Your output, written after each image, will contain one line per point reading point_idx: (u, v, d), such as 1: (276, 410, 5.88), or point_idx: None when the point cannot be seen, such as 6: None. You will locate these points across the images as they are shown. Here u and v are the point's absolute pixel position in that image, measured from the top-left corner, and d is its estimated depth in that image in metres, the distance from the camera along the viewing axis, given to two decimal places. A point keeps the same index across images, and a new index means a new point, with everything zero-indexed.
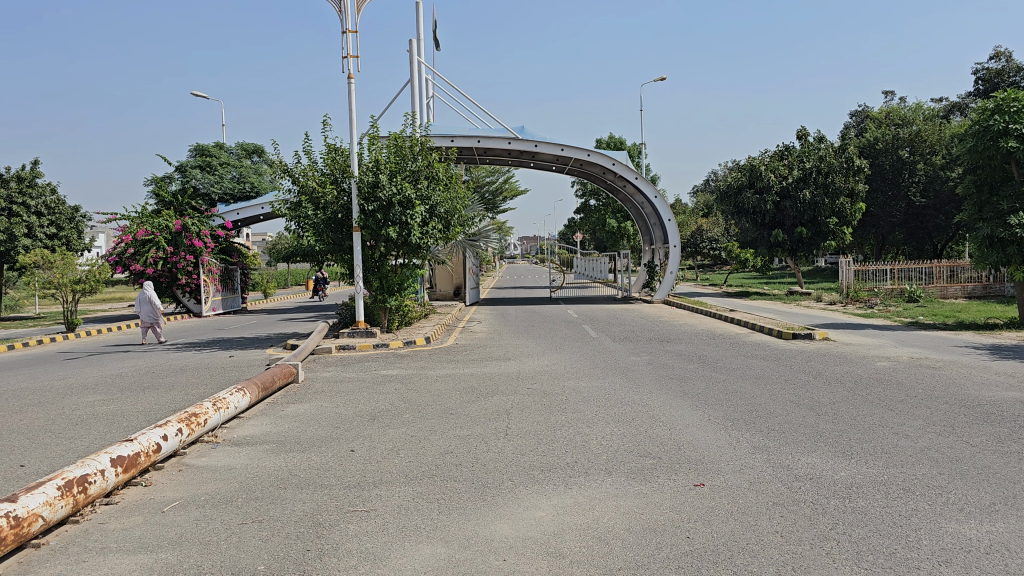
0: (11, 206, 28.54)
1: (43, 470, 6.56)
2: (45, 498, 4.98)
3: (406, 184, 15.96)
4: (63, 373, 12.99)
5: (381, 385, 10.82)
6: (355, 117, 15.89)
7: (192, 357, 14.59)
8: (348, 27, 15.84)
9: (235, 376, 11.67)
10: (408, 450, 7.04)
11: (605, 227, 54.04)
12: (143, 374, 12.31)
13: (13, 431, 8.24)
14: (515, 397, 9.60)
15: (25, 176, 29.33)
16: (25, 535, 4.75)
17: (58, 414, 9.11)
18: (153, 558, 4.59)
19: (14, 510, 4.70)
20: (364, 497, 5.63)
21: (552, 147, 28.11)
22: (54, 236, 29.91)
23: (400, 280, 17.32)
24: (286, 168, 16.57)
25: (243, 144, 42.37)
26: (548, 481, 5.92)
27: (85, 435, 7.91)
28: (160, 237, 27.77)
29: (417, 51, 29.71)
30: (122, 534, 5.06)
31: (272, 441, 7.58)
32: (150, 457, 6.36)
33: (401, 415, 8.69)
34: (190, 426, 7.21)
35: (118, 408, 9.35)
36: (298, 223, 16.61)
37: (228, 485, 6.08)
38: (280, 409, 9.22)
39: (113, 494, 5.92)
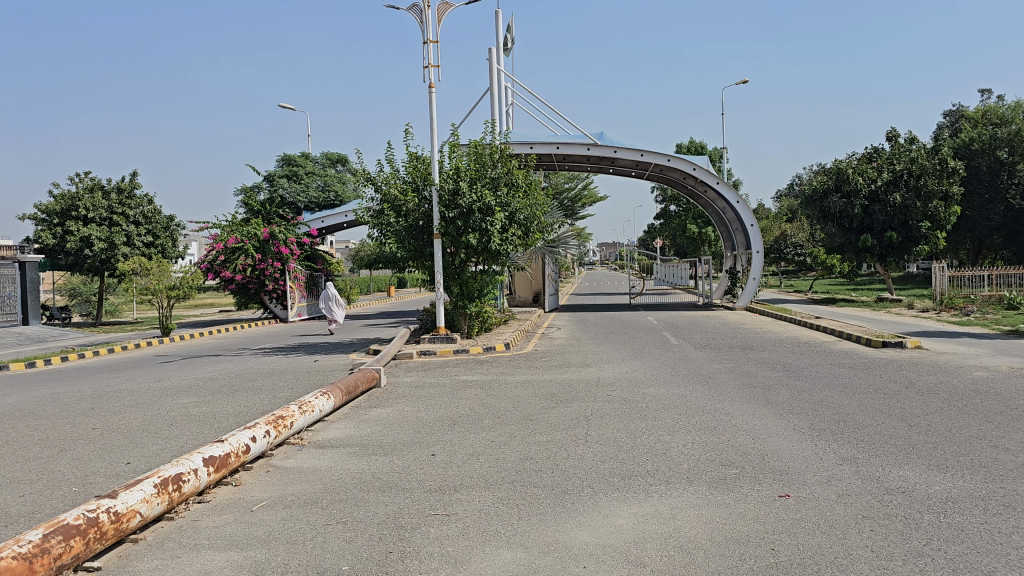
0: (111, 216, 30.02)
1: (142, 469, 6.87)
2: (143, 495, 5.19)
3: (486, 192, 16.11)
4: (159, 376, 13.57)
5: (461, 391, 10.88)
6: (436, 125, 16.11)
7: (278, 362, 14.99)
8: (429, 36, 16.09)
9: (320, 381, 11.99)
10: (488, 455, 7.09)
11: (685, 232, 53.53)
12: (233, 377, 12.76)
13: (113, 431, 8.64)
14: (594, 404, 9.54)
15: (124, 188, 30.73)
16: (124, 530, 4.96)
17: (154, 415, 9.51)
18: (244, 556, 4.73)
19: (113, 506, 4.92)
20: (445, 502, 5.68)
21: (632, 152, 27.92)
22: (150, 244, 31.25)
23: (480, 286, 17.43)
24: (369, 176, 16.94)
25: (328, 154, 43.93)
26: (629, 489, 5.88)
27: (179, 436, 8.24)
28: (249, 245, 28.76)
29: (496, 60, 29.95)
30: (214, 531, 5.24)
31: (356, 444, 7.75)
32: (239, 457, 6.56)
33: (480, 421, 8.74)
34: (277, 428, 7.42)
35: (210, 410, 9.70)
36: (380, 231, 16.94)
37: (313, 487, 6.24)
38: (363, 413, 9.42)
39: (205, 493, 6.15)
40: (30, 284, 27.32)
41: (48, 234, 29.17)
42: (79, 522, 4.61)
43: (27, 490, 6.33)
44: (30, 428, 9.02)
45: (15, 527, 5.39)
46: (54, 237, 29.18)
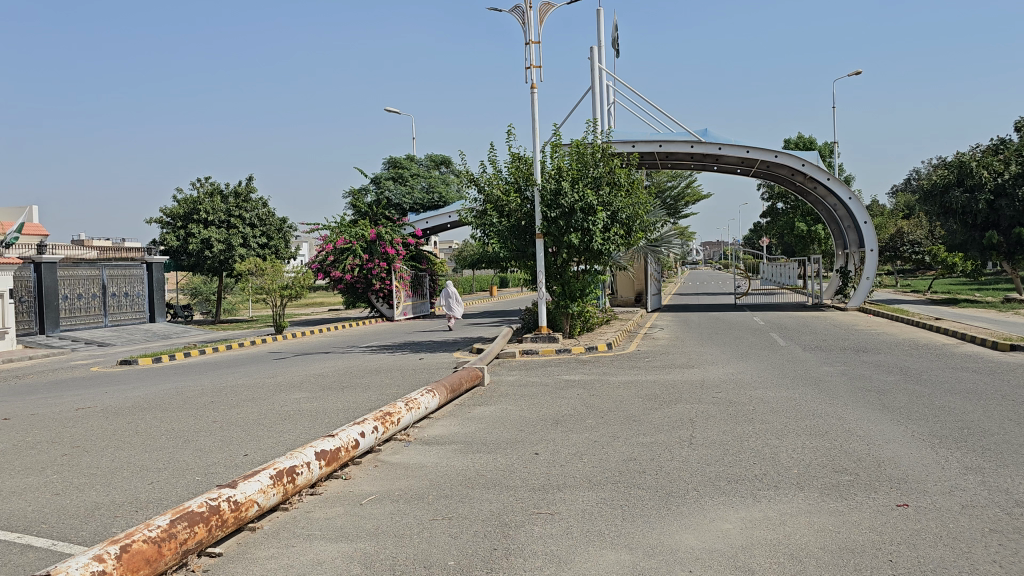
0: (229, 219, 31.46)
1: (259, 460, 7.18)
2: (259, 486, 5.42)
3: (589, 191, 16.06)
4: (273, 372, 14.16)
5: (563, 390, 10.89)
6: (538, 126, 16.18)
7: (384, 360, 15.38)
8: (530, 38, 16.17)
9: (426, 378, 12.24)
10: (591, 455, 7.07)
11: (794, 231, 51.98)
12: (343, 374, 13.17)
13: (232, 424, 9.07)
14: (699, 406, 9.36)
15: (241, 192, 32.17)
16: (243, 519, 5.20)
17: (268, 409, 9.91)
18: (354, 548, 4.88)
19: (233, 495, 5.16)
20: (549, 500, 5.70)
21: (737, 149, 27.25)
22: (265, 245, 32.61)
23: (582, 285, 17.40)
24: (472, 177, 17.17)
25: (432, 156, 44.84)
26: (735, 493, 5.74)
27: (293, 429, 8.58)
28: (357, 246, 29.62)
29: (598, 58, 29.80)
30: (325, 522, 5.43)
31: (460, 441, 7.87)
32: (349, 452, 6.77)
33: (584, 420, 8.73)
34: (385, 424, 7.61)
35: (320, 406, 10.03)
36: (483, 231, 17.15)
37: (419, 482, 6.38)
38: (467, 411, 9.56)
39: (317, 485, 6.37)
40: (156, 283, 28.87)
41: (173, 236, 30.82)
42: (202, 509, 4.86)
43: (155, 478, 6.72)
44: (156, 419, 9.55)
45: (144, 513, 5.72)
46: (178, 239, 30.85)
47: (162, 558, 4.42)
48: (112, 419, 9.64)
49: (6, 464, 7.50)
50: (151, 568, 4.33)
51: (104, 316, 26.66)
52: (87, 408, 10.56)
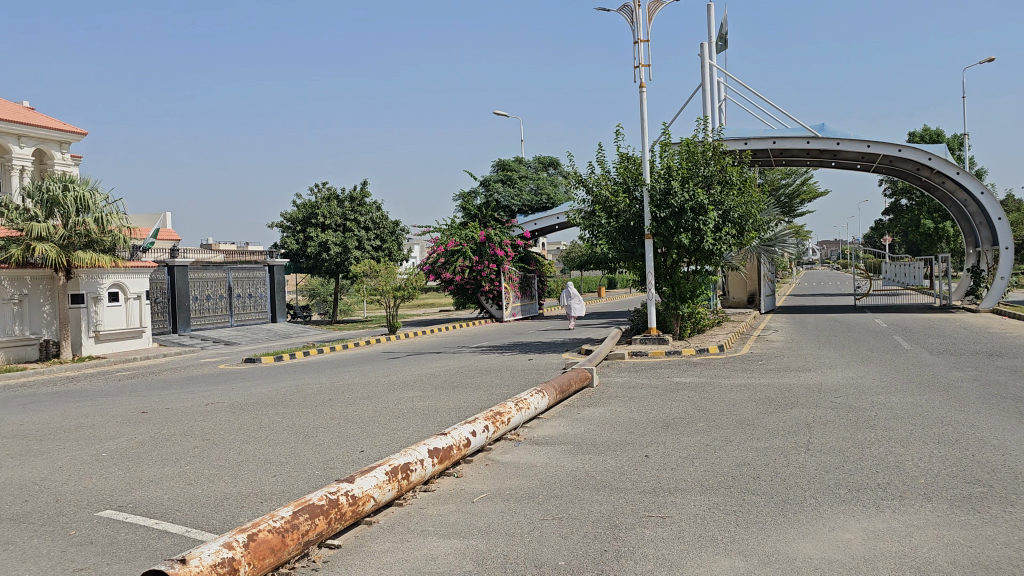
0: (345, 222, 32.52)
1: (375, 457, 7.41)
2: (375, 481, 5.60)
3: (699, 190, 15.78)
4: (386, 370, 14.56)
5: (673, 392, 10.74)
6: (647, 125, 16.01)
7: (494, 360, 15.57)
8: (639, 36, 16.02)
9: (535, 379, 12.32)
10: (703, 459, 6.95)
11: (919, 228, 49.62)
12: (454, 374, 13.41)
13: (350, 421, 9.39)
14: (817, 411, 9.06)
15: (356, 196, 33.20)
16: (360, 513, 5.37)
17: (382, 407, 10.21)
18: (466, 544, 4.96)
19: (351, 489, 5.35)
20: (660, 504, 5.64)
21: (857, 144, 26.15)
22: (379, 248, 33.55)
23: (692, 286, 17.11)
24: (580, 178, 17.17)
25: (540, 157, 45.13)
26: (856, 502, 5.53)
27: (406, 427, 8.80)
28: (467, 247, 30.12)
29: (709, 55, 29.21)
30: (438, 519, 5.54)
31: (570, 442, 7.87)
32: (461, 450, 6.89)
33: (695, 423, 8.59)
34: (495, 424, 7.71)
35: (432, 404, 10.26)
36: (591, 232, 17.14)
37: (529, 482, 6.43)
38: (576, 412, 9.56)
39: (430, 482, 6.52)
40: (277, 285, 30.17)
41: (293, 239, 32.28)
42: (322, 502, 5.05)
43: (277, 471, 7.04)
44: (279, 415, 10.00)
45: (268, 504, 6.00)
46: (298, 242, 32.18)
47: (286, 548, 4.62)
48: (239, 414, 10.15)
49: (144, 454, 8.02)
50: (276, 557, 4.54)
51: (230, 316, 28.06)
52: (216, 403, 11.17)
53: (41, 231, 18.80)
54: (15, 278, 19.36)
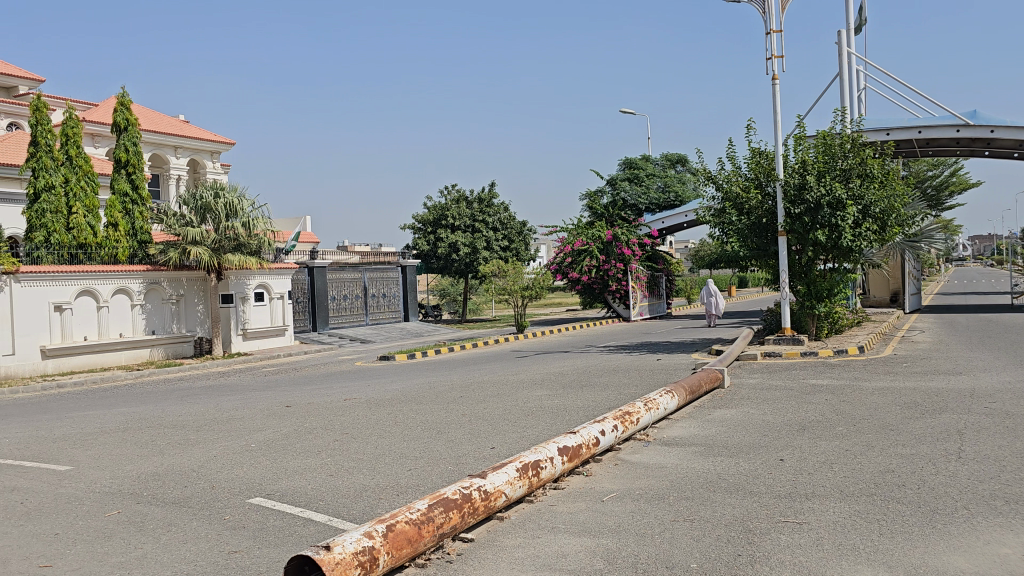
0: (474, 223, 33.10)
1: (505, 453, 7.53)
2: (507, 477, 5.70)
3: (837, 184, 15.11)
4: (515, 369, 14.75)
5: (810, 394, 10.36)
6: (780, 118, 15.49)
7: (622, 360, 15.48)
8: (772, 27, 15.53)
9: (664, 379, 12.17)
10: (843, 465, 6.66)
11: None
12: (582, 373, 13.43)
13: (481, 417, 9.58)
14: (969, 416, 8.50)
15: (484, 198, 33.76)
16: (492, 508, 5.48)
17: (512, 405, 10.36)
18: (596, 543, 4.98)
19: (483, 485, 5.47)
20: (796, 509, 5.46)
21: (1014, 131, 24.35)
22: (506, 248, 33.99)
23: (829, 285, 16.40)
24: (709, 175, 16.81)
25: (667, 155, 44.50)
26: (1014, 515, 5.17)
27: (535, 425, 8.89)
28: (594, 247, 30.07)
29: (847, 42, 27.93)
30: (569, 516, 5.58)
31: (701, 444, 7.74)
32: (590, 449, 6.90)
33: (834, 428, 8.25)
34: (624, 424, 7.67)
35: (561, 403, 10.33)
36: (722, 230, 16.76)
37: (660, 483, 6.37)
38: (707, 413, 9.38)
39: (560, 480, 6.58)
40: (409, 285, 31.16)
41: (424, 241, 33.28)
42: (456, 496, 5.19)
43: (413, 464, 7.27)
44: (413, 411, 10.32)
45: (404, 496, 6.21)
46: (429, 243, 33.12)
47: (422, 539, 4.78)
48: (375, 409, 10.56)
49: (289, 446, 8.47)
50: (413, 548, 4.70)
51: (366, 315, 29.10)
52: (354, 399, 11.65)
53: (195, 235, 20.25)
54: (172, 278, 20.87)
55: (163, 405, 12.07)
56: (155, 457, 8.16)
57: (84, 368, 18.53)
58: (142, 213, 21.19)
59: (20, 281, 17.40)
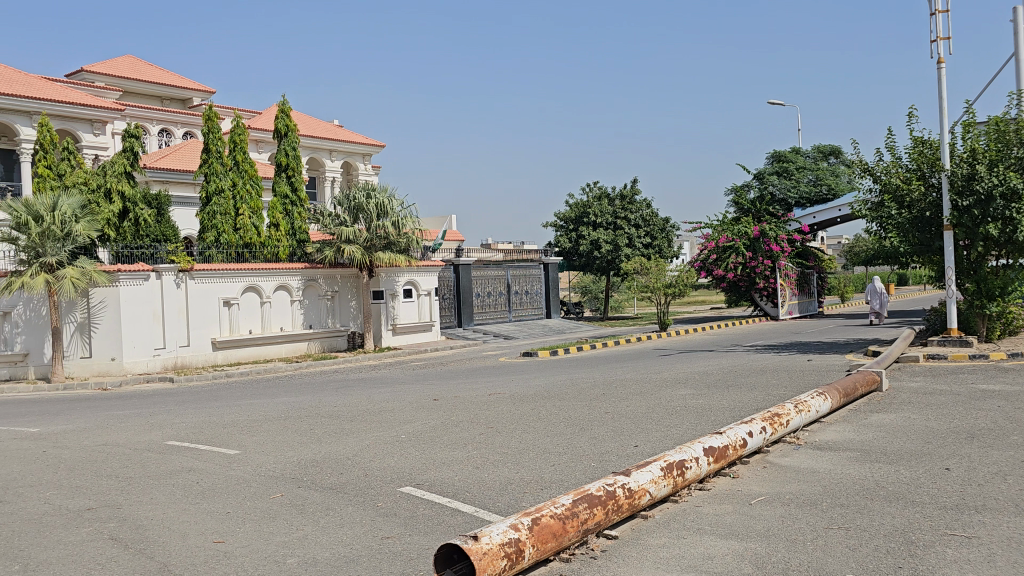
0: (616, 221, 32.95)
1: (649, 452, 7.47)
2: (651, 476, 5.65)
3: (1011, 174, 13.98)
4: (659, 367, 14.58)
5: (979, 400, 9.65)
6: (946, 104, 14.50)
7: (771, 360, 14.97)
8: (937, 8, 14.57)
9: (816, 380, 11.68)
10: (1018, 477, 6.17)
11: None
12: (728, 373, 13.10)
13: (623, 415, 9.53)
14: None
15: (627, 195, 33.47)
16: (636, 506, 5.45)
17: (655, 403, 10.25)
18: (744, 547, 4.86)
19: (628, 482, 5.44)
20: (964, 523, 5.12)
21: None
22: (649, 245, 33.59)
23: (1003, 283, 15.17)
24: (866, 166, 15.97)
25: (820, 146, 42.59)
26: None
27: (679, 424, 8.76)
28: (740, 243, 29.20)
29: None
30: (715, 518, 5.48)
31: (857, 449, 7.37)
32: (737, 450, 6.73)
33: (1007, 437, 7.65)
34: (773, 425, 7.42)
35: (706, 402, 10.11)
36: (880, 225, 15.90)
37: (812, 488, 6.13)
38: (863, 417, 8.94)
39: (706, 480, 6.45)
40: (551, 283, 31.40)
41: (566, 238, 33.44)
42: (600, 493, 5.20)
43: (556, 460, 7.33)
44: (555, 407, 10.40)
45: (548, 491, 6.28)
46: (571, 241, 33.27)
47: (566, 534, 4.82)
48: (519, 404, 10.72)
49: (437, 438, 8.73)
50: (558, 542, 4.76)
51: (509, 312, 29.54)
52: (498, 394, 11.87)
53: (348, 234, 21.24)
54: (328, 275, 21.98)
55: (321, 395, 12.76)
56: (313, 444, 8.64)
57: (249, 359, 19.81)
58: (301, 214, 22.41)
59: (194, 278, 18.80)
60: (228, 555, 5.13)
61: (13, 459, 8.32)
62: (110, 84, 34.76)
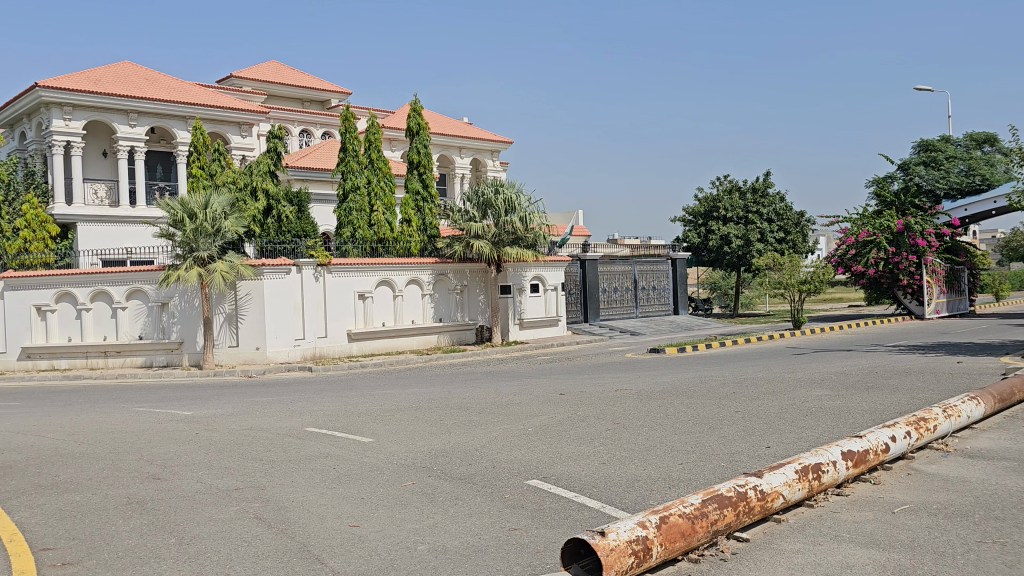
0: (747, 214, 31.99)
1: (782, 454, 7.22)
2: (785, 478, 5.46)
3: None
4: (793, 367, 14.05)
5: None
6: None
7: (916, 361, 14.14)
8: None
9: (967, 383, 10.95)
10: None
11: None
12: (868, 373, 12.48)
13: (755, 415, 9.25)
14: None
15: (759, 187, 32.38)
16: (769, 509, 5.29)
17: (789, 404, 9.89)
18: (886, 557, 4.62)
19: (760, 484, 5.28)
20: None
21: None
22: (782, 239, 32.45)
23: None
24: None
25: (972, 133, 39.84)
26: None
27: (815, 426, 8.42)
28: (881, 238, 27.70)
29: None
30: (854, 525, 5.24)
31: (1013, 459, 6.86)
32: (878, 456, 6.40)
33: None
34: (919, 431, 7.01)
35: (844, 404, 9.67)
36: None
37: (963, 498, 5.76)
38: (1021, 425, 8.30)
39: (843, 486, 6.16)
40: (680, 278, 30.86)
41: (695, 233, 32.75)
42: (731, 494, 5.08)
43: (684, 458, 7.21)
44: (683, 404, 10.22)
45: (676, 490, 6.17)
46: (699, 236, 32.60)
47: (695, 534, 4.73)
48: (646, 401, 10.59)
49: (563, 432, 8.76)
50: (686, 542, 4.67)
51: (636, 308, 29.23)
52: (625, 390, 11.76)
53: (477, 230, 21.59)
54: (457, 270, 22.44)
55: (450, 387, 13.04)
56: (443, 435, 8.84)
57: (381, 351, 20.52)
58: (432, 210, 22.94)
59: (332, 272, 19.59)
60: (363, 538, 5.33)
61: (169, 439, 8.94)
62: (256, 88, 36.74)
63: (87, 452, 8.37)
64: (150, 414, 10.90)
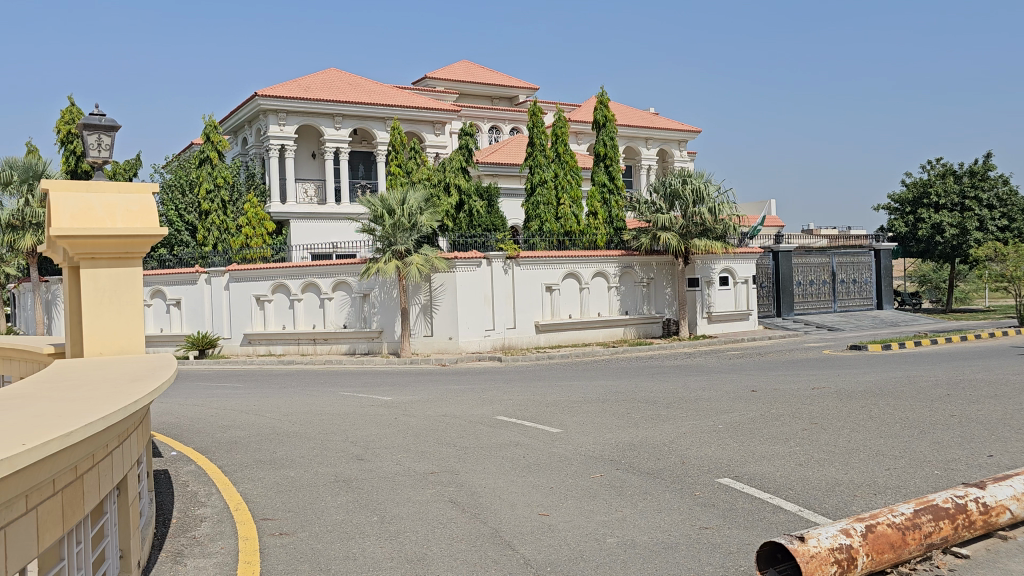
0: (963, 201, 29.39)
1: (1007, 464, 6.55)
2: (1013, 492, 4.95)
3: None
4: (1018, 367, 12.75)
5: None
6: None
7: None
8: None
9: None
10: None
11: None
12: None
13: (973, 420, 8.47)
14: None
15: (978, 169, 29.63)
16: (993, 524, 4.81)
17: (1014, 409, 8.97)
18: None
19: (982, 497, 4.83)
20: None
21: None
22: (1005, 228, 29.45)
23: None
24: None
25: None
26: None
27: None
28: None
29: None
30: None
31: None
32: None
33: None
34: None
35: None
36: None
37: None
38: None
39: None
40: (884, 271, 28.87)
41: (901, 222, 30.54)
42: (948, 506, 4.68)
43: (891, 464, 6.72)
44: (889, 406, 9.53)
45: (883, 497, 5.78)
46: (907, 225, 30.38)
47: (907, 546, 4.39)
48: (847, 401, 9.99)
49: (756, 430, 8.44)
50: (896, 554, 4.35)
51: (834, 302, 27.63)
52: (823, 388, 11.15)
53: (664, 221, 21.25)
54: (644, 262, 22.21)
55: (638, 381, 12.96)
56: (630, 428, 8.78)
57: (568, 342, 20.75)
58: (618, 202, 22.81)
59: (520, 265, 19.99)
60: (553, 528, 5.39)
61: (372, 423, 9.50)
62: (449, 87, 38.10)
63: (300, 432, 9.06)
64: (354, 399, 11.65)
